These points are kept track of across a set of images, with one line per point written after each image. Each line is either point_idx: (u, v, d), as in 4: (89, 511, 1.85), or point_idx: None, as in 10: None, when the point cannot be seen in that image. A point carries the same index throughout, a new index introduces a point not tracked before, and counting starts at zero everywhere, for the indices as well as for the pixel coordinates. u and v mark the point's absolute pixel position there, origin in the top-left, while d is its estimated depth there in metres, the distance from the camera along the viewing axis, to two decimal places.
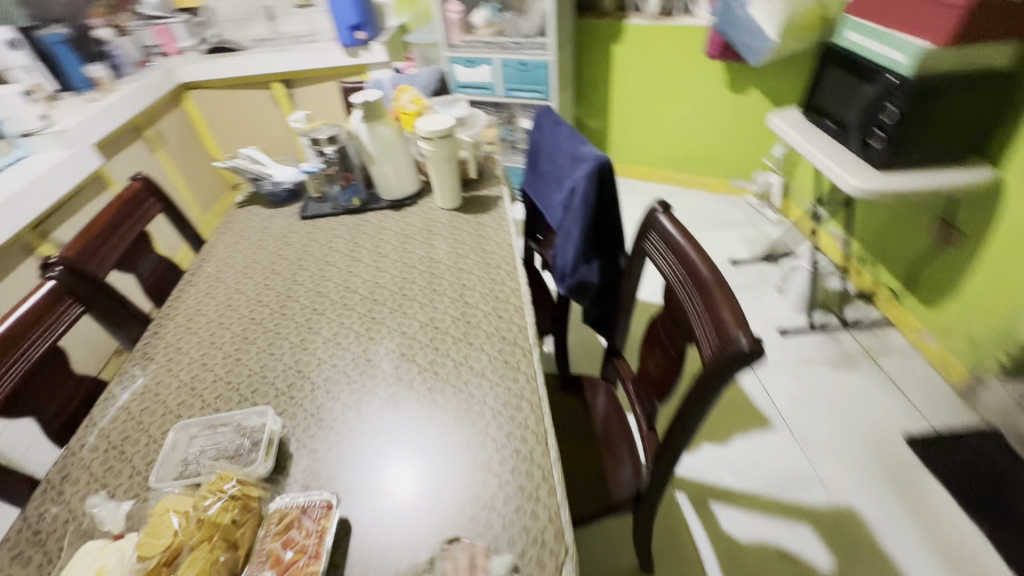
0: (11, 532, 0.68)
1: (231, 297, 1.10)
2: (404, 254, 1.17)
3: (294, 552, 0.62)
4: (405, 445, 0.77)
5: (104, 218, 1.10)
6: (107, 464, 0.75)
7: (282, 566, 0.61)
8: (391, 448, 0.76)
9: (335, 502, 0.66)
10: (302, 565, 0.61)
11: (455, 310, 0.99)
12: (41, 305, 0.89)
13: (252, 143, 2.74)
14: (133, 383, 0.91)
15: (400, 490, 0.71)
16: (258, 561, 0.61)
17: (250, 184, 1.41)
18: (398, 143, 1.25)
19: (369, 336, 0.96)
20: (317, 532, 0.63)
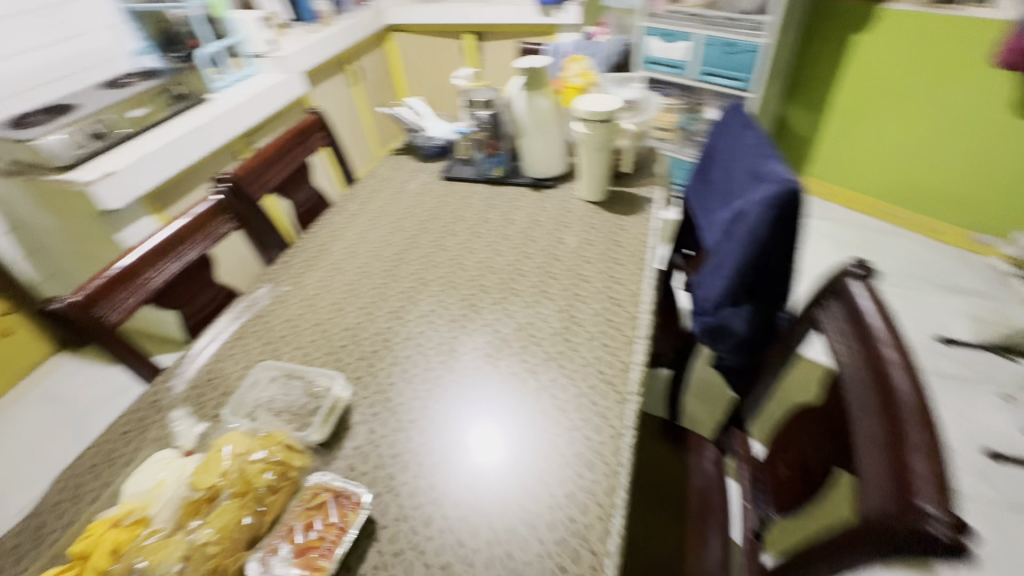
0: (128, 411, 0.79)
1: (356, 243, 1.12)
2: (526, 242, 1.07)
3: (313, 539, 0.60)
4: (487, 447, 0.71)
5: (276, 145, 1.20)
6: (208, 378, 0.83)
7: (298, 548, 0.59)
8: (470, 444, 0.71)
9: (366, 502, 0.63)
10: (315, 555, 0.58)
11: (558, 322, 0.88)
12: (204, 215, 1.01)
13: (434, 91, 2.86)
14: (254, 304, 0.98)
15: (466, 494, 0.66)
16: (279, 534, 0.60)
17: (408, 135, 1.44)
18: (553, 117, 1.13)
19: (463, 324, 0.89)
20: (339, 528, 0.60)
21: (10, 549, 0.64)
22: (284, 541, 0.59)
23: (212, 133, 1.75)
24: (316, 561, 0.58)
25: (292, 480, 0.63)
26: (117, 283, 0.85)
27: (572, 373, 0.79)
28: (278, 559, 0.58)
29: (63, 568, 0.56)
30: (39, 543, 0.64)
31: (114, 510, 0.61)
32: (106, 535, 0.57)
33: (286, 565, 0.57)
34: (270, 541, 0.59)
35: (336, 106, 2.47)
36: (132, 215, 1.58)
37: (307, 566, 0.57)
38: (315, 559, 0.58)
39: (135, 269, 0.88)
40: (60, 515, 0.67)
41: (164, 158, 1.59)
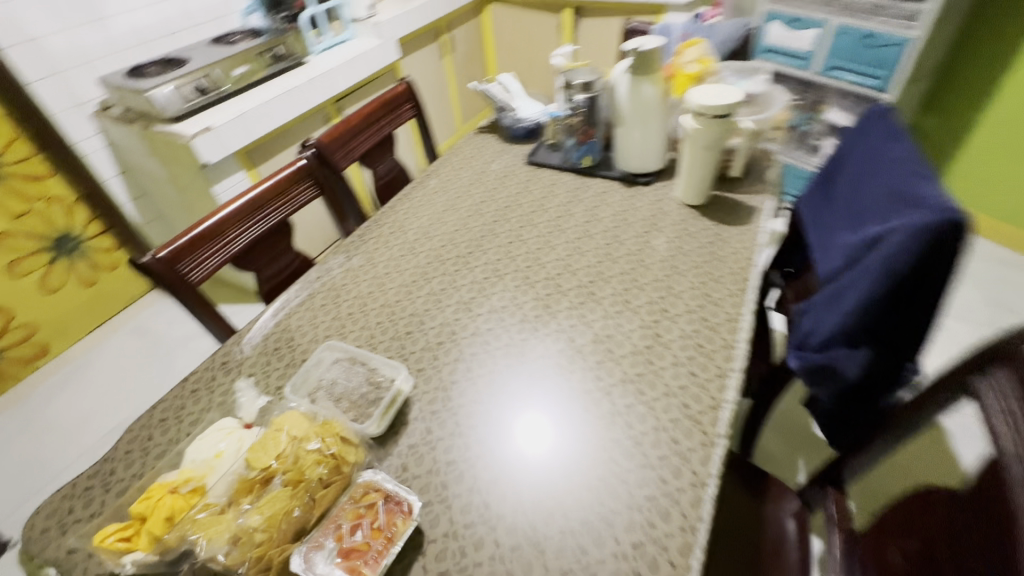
0: (200, 369, 0.81)
1: (433, 223, 1.08)
2: (610, 243, 0.98)
3: (359, 542, 0.56)
4: (547, 471, 0.64)
5: (364, 114, 1.17)
6: (277, 346, 0.83)
7: (343, 549, 0.56)
8: (529, 465, 0.65)
9: (416, 513, 0.58)
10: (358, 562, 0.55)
11: (640, 340, 0.79)
12: (287, 180, 1.00)
13: (524, 67, 2.76)
14: (326, 276, 0.97)
15: (520, 522, 0.60)
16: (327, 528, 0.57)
17: (496, 114, 1.37)
18: (660, 107, 1.01)
19: (533, 326, 0.83)
20: (386, 536, 0.57)
21: (82, 491, 0.66)
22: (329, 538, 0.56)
23: (305, 95, 1.77)
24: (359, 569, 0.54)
25: (344, 475, 0.59)
26: (200, 242, 0.86)
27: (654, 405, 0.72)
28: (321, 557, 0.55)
29: (123, 525, 0.57)
30: (107, 491, 0.66)
31: (174, 474, 0.61)
32: (163, 501, 0.57)
33: (330, 565, 0.54)
34: (315, 535, 0.56)
35: (425, 76, 2.44)
36: (226, 169, 1.63)
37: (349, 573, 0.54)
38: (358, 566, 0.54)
39: (217, 228, 0.89)
40: (128, 466, 0.68)
41: (259, 117, 1.63)
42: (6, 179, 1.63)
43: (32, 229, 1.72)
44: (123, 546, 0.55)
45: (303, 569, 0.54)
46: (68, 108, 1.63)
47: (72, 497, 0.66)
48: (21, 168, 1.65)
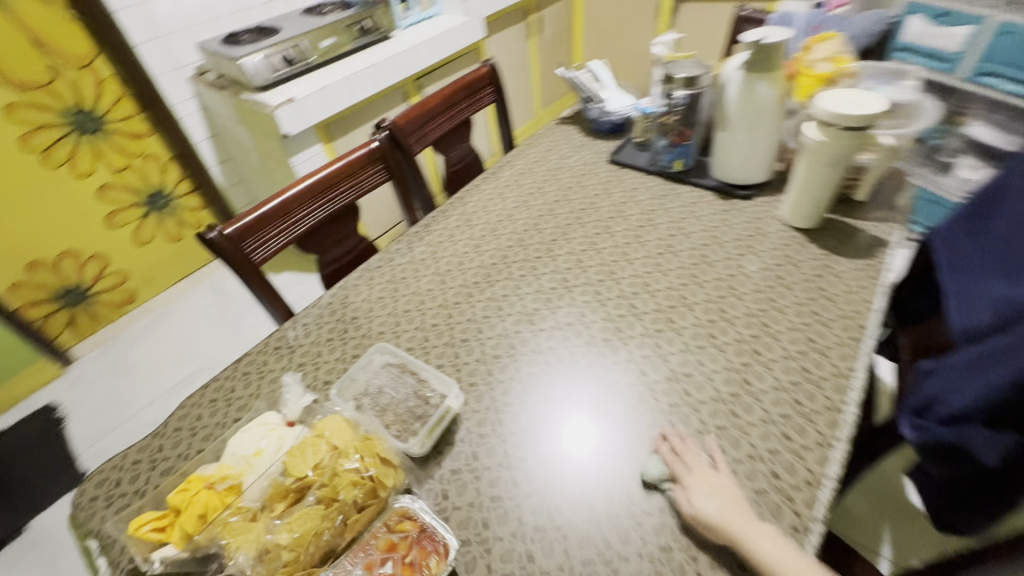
0: (254, 351, 0.80)
1: (502, 219, 1.01)
2: (697, 263, 0.86)
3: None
4: (603, 528, 0.56)
5: (442, 96, 1.11)
6: (330, 339, 0.80)
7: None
8: (583, 517, 0.57)
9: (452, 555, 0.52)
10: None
11: (724, 385, 0.68)
12: (358, 162, 0.96)
13: (613, 52, 2.61)
14: (386, 267, 0.93)
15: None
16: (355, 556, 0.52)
17: (581, 104, 1.26)
18: (776, 111, 0.87)
19: (600, 352, 0.74)
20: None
21: (131, 464, 0.67)
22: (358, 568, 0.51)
23: (386, 71, 1.74)
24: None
25: (380, 499, 0.55)
26: (266, 221, 0.84)
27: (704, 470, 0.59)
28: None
29: (159, 514, 0.55)
30: (153, 468, 0.66)
31: (212, 468, 0.59)
32: (198, 497, 0.55)
33: None
34: (343, 561, 0.51)
35: (509, 58, 2.36)
36: (304, 141, 1.65)
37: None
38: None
39: (284, 208, 0.86)
40: (175, 445, 0.68)
41: (340, 91, 1.62)
42: (111, 136, 1.73)
43: (130, 185, 1.83)
44: (156, 537, 0.53)
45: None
46: (168, 71, 1.71)
47: (121, 468, 0.66)
48: (124, 127, 1.74)
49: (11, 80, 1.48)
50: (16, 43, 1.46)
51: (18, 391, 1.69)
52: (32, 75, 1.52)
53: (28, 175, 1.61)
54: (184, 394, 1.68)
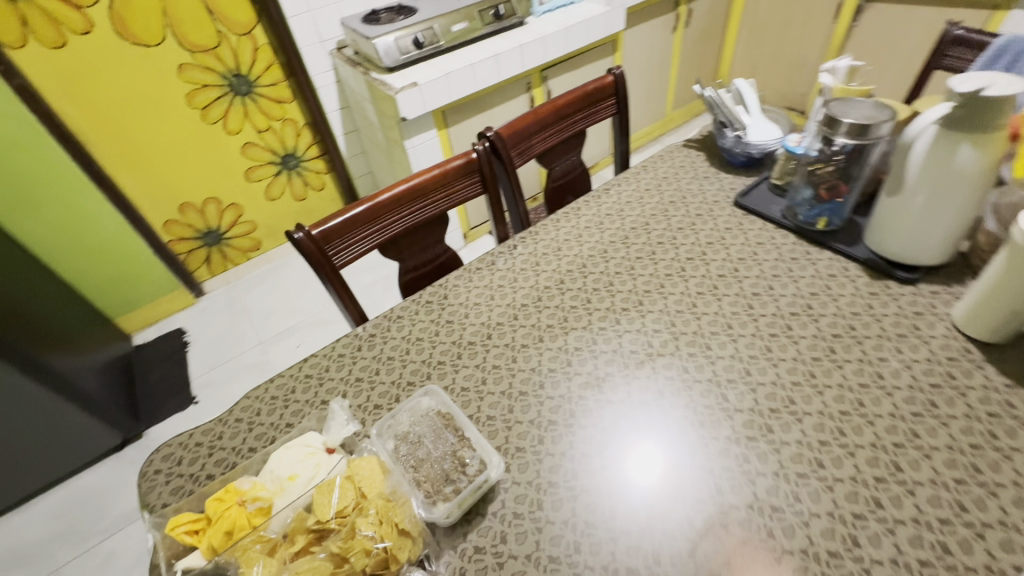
0: (320, 355, 0.81)
1: (595, 254, 0.91)
2: (818, 358, 0.70)
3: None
4: None
5: (556, 106, 1.02)
6: (391, 359, 0.78)
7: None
8: None
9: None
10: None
11: (823, 538, 0.54)
12: (453, 172, 0.92)
13: (772, 52, 2.29)
14: (461, 287, 0.89)
15: None
16: None
17: (714, 128, 1.10)
18: (977, 186, 0.65)
19: (673, 447, 0.63)
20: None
21: (194, 445, 0.71)
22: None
23: (512, 61, 1.68)
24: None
25: (390, 572, 0.51)
26: (352, 225, 0.83)
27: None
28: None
29: (196, 517, 0.57)
30: (209, 456, 0.69)
31: (249, 482, 0.60)
32: (228, 513, 0.56)
33: None
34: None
35: (648, 52, 2.17)
36: (420, 125, 1.65)
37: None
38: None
39: (372, 213, 0.85)
40: (233, 436, 0.71)
41: (462, 79, 1.60)
42: (259, 99, 1.88)
43: (269, 145, 2.00)
44: (188, 540, 0.56)
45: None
46: (313, 43, 1.81)
47: (184, 448, 0.71)
48: (271, 91, 1.89)
49: (185, 42, 1.66)
50: (193, 9, 1.61)
51: (158, 312, 1.96)
52: (203, 40, 1.68)
53: (190, 128, 1.81)
54: (281, 345, 1.83)
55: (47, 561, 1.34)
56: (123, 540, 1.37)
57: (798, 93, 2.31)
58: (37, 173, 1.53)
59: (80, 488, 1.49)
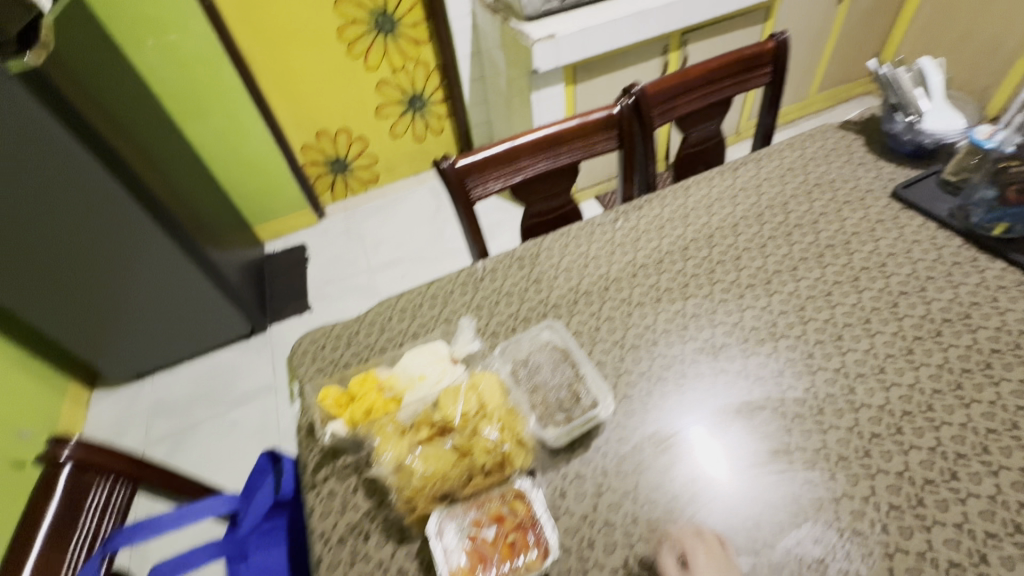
0: (446, 278, 0.87)
1: (725, 226, 0.89)
2: (969, 370, 0.65)
3: (485, 544, 0.55)
4: None
5: (708, 68, 0.98)
6: (509, 293, 0.83)
7: (470, 540, 0.55)
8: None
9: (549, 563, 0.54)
10: (478, 564, 0.54)
11: (944, 547, 0.52)
12: (592, 125, 0.92)
13: (957, 34, 1.99)
14: (583, 238, 0.90)
15: None
16: (468, 507, 0.57)
17: (881, 110, 1.00)
18: None
19: (785, 426, 0.63)
20: (512, 561, 0.54)
21: (334, 335, 0.81)
22: (461, 520, 0.56)
23: (656, 20, 1.60)
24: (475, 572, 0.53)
25: (504, 473, 0.58)
26: (491, 163, 0.87)
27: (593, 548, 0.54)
28: (450, 533, 0.55)
29: (341, 393, 0.66)
30: (347, 347, 0.79)
31: (386, 373, 0.68)
32: (368, 394, 0.65)
33: (456, 544, 0.55)
34: (457, 507, 0.57)
35: (805, 24, 1.97)
36: (550, 79, 1.65)
37: (454, 570, 0.53)
38: (475, 567, 0.53)
39: (510, 155, 0.88)
40: (367, 334, 0.80)
41: (601, 34, 1.56)
42: (399, 38, 1.97)
43: (400, 85, 2.11)
44: (333, 411, 0.64)
45: (434, 532, 0.55)
46: None
47: (327, 336, 0.81)
48: (410, 32, 1.97)
49: None
50: None
51: (288, 227, 2.19)
52: None
53: (336, 61, 1.95)
54: (388, 273, 1.98)
55: (188, 416, 1.62)
56: (246, 412, 1.61)
57: (980, 85, 2.00)
58: (209, 87, 1.72)
59: (216, 364, 1.75)
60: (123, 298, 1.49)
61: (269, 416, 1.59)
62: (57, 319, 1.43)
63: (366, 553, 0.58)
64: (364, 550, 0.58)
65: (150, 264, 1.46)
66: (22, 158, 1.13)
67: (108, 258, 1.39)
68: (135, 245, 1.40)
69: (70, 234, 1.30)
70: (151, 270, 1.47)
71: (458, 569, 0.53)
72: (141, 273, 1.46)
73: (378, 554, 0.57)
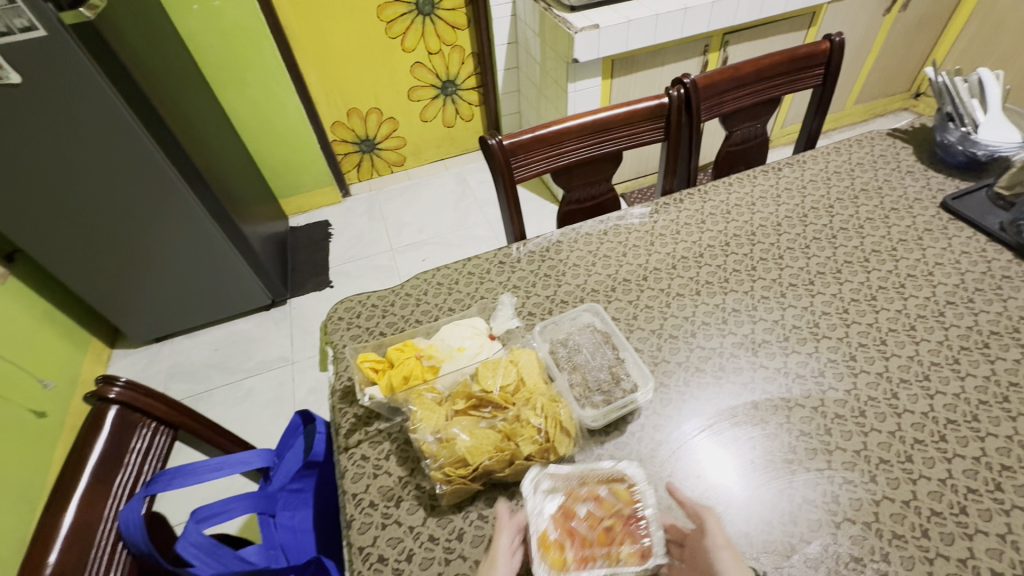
0: (484, 257, 0.87)
1: (767, 224, 0.88)
2: (1016, 384, 0.63)
3: (578, 523, 0.53)
4: None
5: (760, 65, 0.96)
6: (547, 275, 0.83)
7: (564, 515, 0.54)
8: None
9: (649, 565, 0.50)
10: (568, 538, 0.52)
11: (985, 556, 0.51)
12: (640, 114, 0.91)
13: (1005, 50, 1.95)
14: (622, 228, 0.90)
15: None
16: (566, 480, 0.56)
17: (932, 120, 0.98)
18: None
19: (825, 426, 0.62)
20: (607, 550, 0.52)
21: (370, 304, 0.81)
22: (556, 490, 0.55)
23: (699, 17, 1.59)
24: (564, 547, 0.51)
25: (546, 460, 0.57)
26: (537, 144, 0.87)
27: (676, 543, 0.52)
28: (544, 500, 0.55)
29: (379, 358, 0.67)
30: (383, 317, 0.79)
31: (425, 343, 0.68)
32: (407, 361, 0.65)
33: (547, 512, 0.54)
34: (550, 477, 0.56)
35: (850, 33, 1.94)
36: (588, 71, 1.64)
37: (542, 538, 0.52)
38: (565, 543, 0.52)
39: (556, 137, 0.88)
40: (403, 306, 0.80)
41: (644, 29, 1.54)
42: (437, 21, 1.97)
43: (435, 68, 2.11)
44: (370, 375, 0.65)
45: (527, 492, 0.54)
46: None
47: (363, 305, 0.81)
48: (449, 15, 1.96)
49: None
50: None
51: (312, 203, 2.21)
52: None
53: (373, 40, 1.95)
54: (409, 256, 1.98)
55: (205, 381, 1.63)
56: (262, 382, 1.62)
57: None
58: (248, 56, 1.73)
59: (235, 332, 1.77)
60: (149, 259, 1.50)
61: (284, 387, 1.60)
62: (84, 273, 1.45)
63: (397, 518, 0.58)
64: (395, 515, 0.58)
65: (178, 227, 1.46)
66: (63, 107, 1.14)
67: (139, 217, 1.39)
68: (166, 207, 1.40)
69: (104, 189, 1.31)
70: (179, 233, 1.48)
71: (547, 538, 0.52)
72: (169, 236, 1.47)
73: (409, 519, 0.57)
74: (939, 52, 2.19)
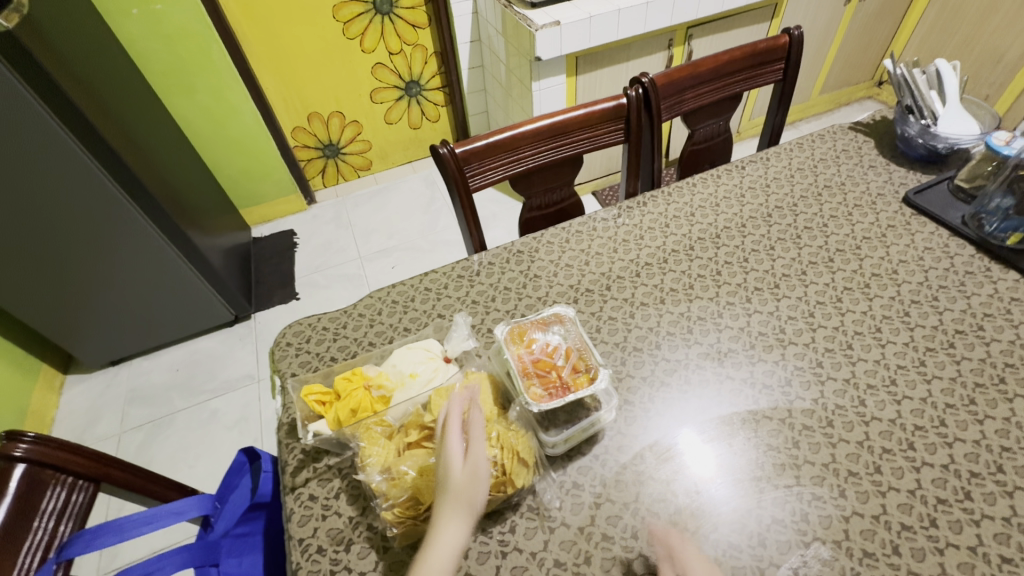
0: (441, 270, 0.83)
1: (731, 225, 0.86)
2: (982, 385, 0.62)
3: (544, 356, 0.62)
4: None
5: (720, 62, 0.94)
6: (508, 288, 0.79)
7: (547, 342, 0.63)
8: None
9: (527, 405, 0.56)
10: (528, 346, 0.62)
11: (957, 571, 0.49)
12: (599, 116, 0.88)
13: (962, 38, 1.98)
14: (584, 234, 0.87)
15: None
16: (575, 342, 0.63)
17: (893, 113, 0.97)
18: None
19: (792, 439, 0.60)
20: (527, 375, 0.60)
21: (321, 326, 0.77)
22: (571, 338, 0.63)
23: (661, 12, 1.56)
24: (522, 344, 0.62)
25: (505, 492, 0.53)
26: (492, 150, 0.83)
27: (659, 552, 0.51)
28: (554, 329, 0.64)
29: (325, 390, 0.62)
30: (333, 340, 0.75)
31: (375, 370, 0.64)
32: (355, 393, 0.60)
33: (542, 331, 0.64)
34: (565, 332, 0.64)
35: (812, 24, 1.94)
36: (551, 69, 1.60)
37: (523, 329, 0.64)
38: (523, 345, 0.62)
39: (512, 143, 0.84)
40: (356, 327, 0.76)
41: (606, 24, 1.51)
42: (396, 20, 1.91)
43: (397, 69, 2.05)
44: (316, 409, 0.61)
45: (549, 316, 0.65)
46: None
47: (313, 328, 0.77)
48: (408, 14, 1.90)
49: None
50: None
51: (275, 211, 2.13)
52: None
53: (330, 41, 1.88)
54: (378, 263, 1.93)
55: (166, 404, 1.56)
56: (226, 402, 1.55)
57: (980, 95, 2.02)
58: (196, 62, 1.65)
59: (197, 351, 1.70)
60: (96, 280, 1.42)
61: (249, 407, 1.53)
62: (25, 298, 1.36)
63: (347, 564, 0.54)
64: (345, 561, 0.54)
65: (126, 245, 1.39)
66: None
67: (83, 238, 1.32)
68: (111, 225, 1.33)
69: (42, 210, 1.23)
70: (128, 252, 1.40)
71: (525, 332, 0.63)
72: (117, 255, 1.39)
73: (360, 565, 0.53)
74: (899, 42, 2.22)
